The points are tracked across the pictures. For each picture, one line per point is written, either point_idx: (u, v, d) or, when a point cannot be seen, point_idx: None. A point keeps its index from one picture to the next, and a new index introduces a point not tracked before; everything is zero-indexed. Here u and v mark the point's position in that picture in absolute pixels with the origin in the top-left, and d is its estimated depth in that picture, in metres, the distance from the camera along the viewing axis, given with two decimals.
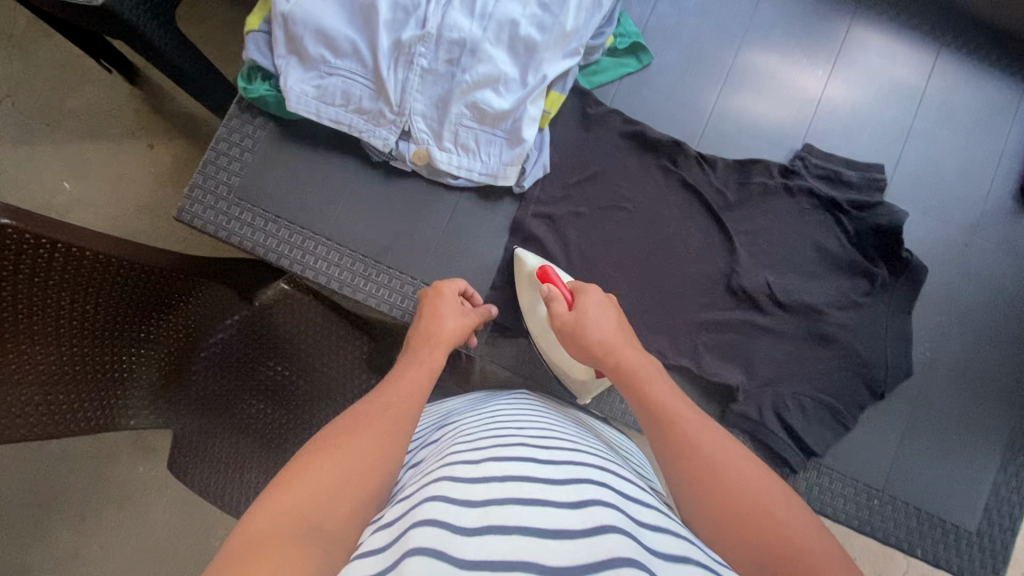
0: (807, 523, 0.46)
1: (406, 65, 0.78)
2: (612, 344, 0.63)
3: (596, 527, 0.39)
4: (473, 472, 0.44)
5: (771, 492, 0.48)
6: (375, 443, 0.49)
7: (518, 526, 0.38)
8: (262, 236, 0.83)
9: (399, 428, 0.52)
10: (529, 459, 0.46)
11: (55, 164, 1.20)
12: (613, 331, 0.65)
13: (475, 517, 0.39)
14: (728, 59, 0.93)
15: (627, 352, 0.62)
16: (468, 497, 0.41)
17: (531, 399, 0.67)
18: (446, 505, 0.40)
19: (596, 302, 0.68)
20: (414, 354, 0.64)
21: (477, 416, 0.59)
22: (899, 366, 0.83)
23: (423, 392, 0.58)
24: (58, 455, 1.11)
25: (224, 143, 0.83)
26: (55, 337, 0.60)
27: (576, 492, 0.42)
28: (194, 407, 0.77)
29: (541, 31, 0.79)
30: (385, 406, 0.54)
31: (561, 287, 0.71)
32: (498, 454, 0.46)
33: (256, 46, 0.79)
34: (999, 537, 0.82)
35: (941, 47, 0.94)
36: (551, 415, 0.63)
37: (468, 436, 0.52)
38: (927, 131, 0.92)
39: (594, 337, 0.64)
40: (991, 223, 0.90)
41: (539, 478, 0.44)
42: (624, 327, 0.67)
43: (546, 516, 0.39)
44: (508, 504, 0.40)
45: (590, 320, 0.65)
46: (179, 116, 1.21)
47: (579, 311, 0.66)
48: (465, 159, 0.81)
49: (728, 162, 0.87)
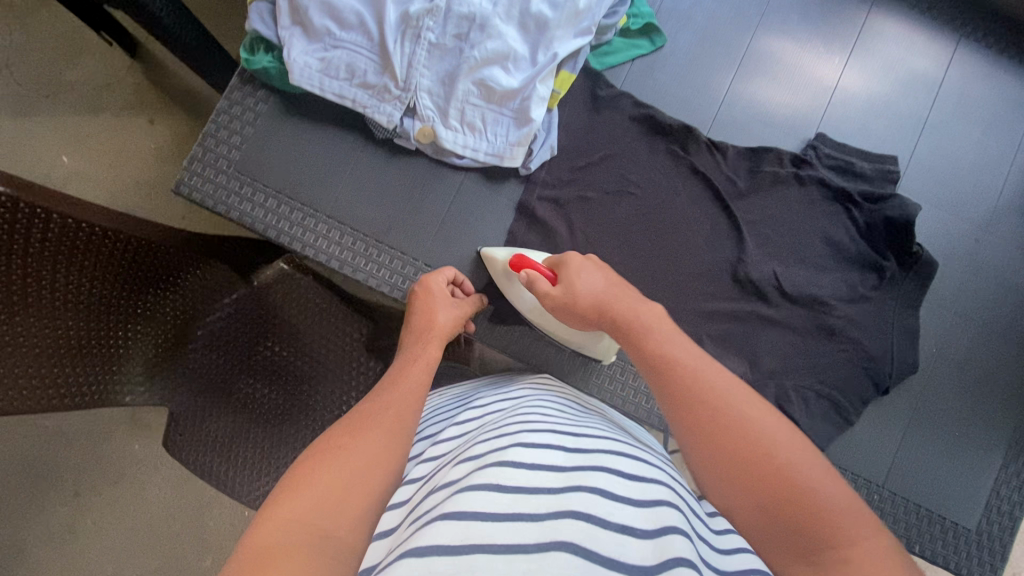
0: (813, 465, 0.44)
1: (413, 39, 0.76)
2: (606, 302, 0.61)
3: (631, 526, 0.38)
4: (501, 457, 0.42)
5: (790, 441, 0.46)
6: (380, 440, 0.48)
7: (552, 514, 0.38)
8: (261, 211, 0.81)
9: (405, 424, 0.51)
10: (556, 448, 0.45)
11: (52, 136, 1.18)
12: (606, 289, 0.63)
13: (508, 503, 0.38)
14: (741, 44, 0.90)
15: (623, 305, 0.60)
16: (500, 483, 0.39)
17: (551, 384, 0.66)
18: (480, 489, 0.39)
19: (579, 268, 0.66)
20: (418, 348, 0.63)
21: (498, 403, 0.57)
22: (905, 362, 0.82)
23: (423, 386, 0.58)
24: (53, 430, 1.10)
25: (224, 116, 0.81)
26: (49, 308, 0.59)
27: (609, 483, 0.42)
28: (191, 385, 0.76)
29: (553, 8, 0.77)
30: (390, 403, 0.53)
31: (539, 268, 0.70)
32: (525, 438, 0.45)
33: (260, 16, 0.77)
34: (999, 535, 0.81)
35: (959, 39, 0.92)
36: (571, 401, 0.62)
37: (492, 426, 0.50)
38: (942, 123, 0.90)
39: (586, 303, 0.62)
40: (1002, 219, 0.89)
41: (570, 467, 0.43)
42: (617, 280, 0.65)
43: (579, 501, 0.39)
44: (540, 494, 0.40)
45: (579, 287, 0.64)
46: (180, 91, 1.19)
47: (567, 284, 0.65)
48: (471, 139, 0.79)
49: (739, 150, 0.86)
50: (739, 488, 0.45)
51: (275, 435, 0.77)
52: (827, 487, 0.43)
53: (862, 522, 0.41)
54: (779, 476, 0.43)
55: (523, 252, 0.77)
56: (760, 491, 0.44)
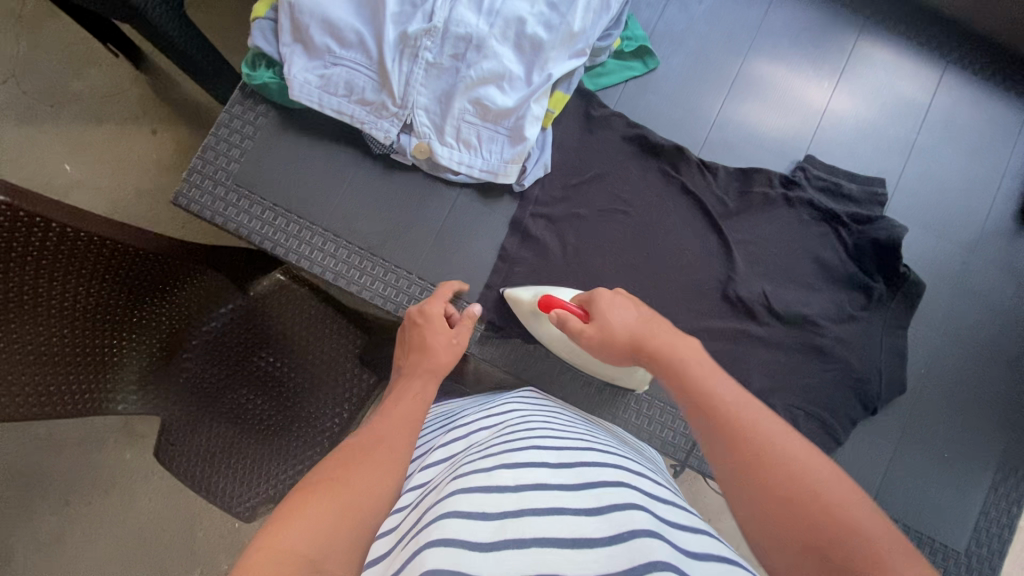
0: (852, 498, 0.43)
1: (411, 59, 0.78)
2: (647, 338, 0.59)
3: (614, 536, 0.38)
4: (484, 480, 0.43)
5: (833, 480, 0.44)
6: (372, 468, 0.49)
7: (536, 538, 0.38)
8: (257, 223, 0.82)
9: (396, 457, 0.51)
10: (540, 464, 0.46)
11: (56, 145, 1.19)
12: (640, 324, 0.61)
13: (490, 530, 0.38)
14: (733, 68, 0.92)
15: (664, 340, 0.58)
16: (479, 510, 0.40)
17: (539, 397, 0.67)
18: (460, 517, 0.39)
19: (611, 302, 0.64)
20: (406, 383, 0.64)
21: (484, 419, 0.58)
22: (893, 382, 0.83)
23: (414, 415, 0.58)
24: (45, 437, 1.10)
25: (224, 129, 0.83)
26: (46, 313, 0.59)
27: (592, 500, 0.42)
28: (184, 395, 0.76)
29: (548, 30, 0.79)
30: (382, 436, 0.53)
31: (570, 307, 0.69)
32: (508, 459, 0.46)
33: (261, 33, 0.79)
34: (987, 558, 0.81)
35: (946, 66, 0.94)
36: (561, 413, 0.63)
37: (477, 447, 0.51)
38: (930, 147, 0.92)
39: (623, 340, 0.61)
40: (990, 242, 0.90)
41: (554, 486, 0.43)
42: (652, 314, 0.63)
43: (562, 524, 0.39)
44: (523, 515, 0.40)
45: (616, 323, 0.62)
46: (183, 102, 1.21)
47: (601, 318, 0.63)
48: (466, 155, 0.80)
49: (729, 171, 0.87)
50: (775, 514, 0.44)
51: (266, 445, 0.77)
52: (871, 525, 0.42)
53: (900, 558, 0.40)
54: (813, 504, 0.43)
55: (546, 291, 0.76)
56: (795, 521, 0.43)
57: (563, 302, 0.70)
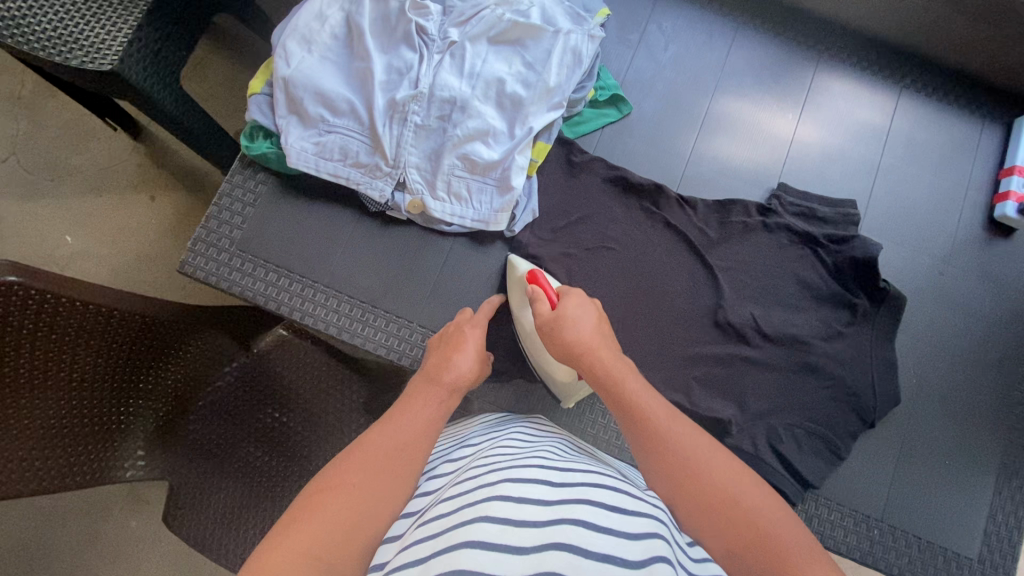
0: (724, 463, 0.52)
1: (401, 122, 0.83)
2: (591, 348, 0.63)
3: (611, 556, 0.40)
4: (490, 491, 0.45)
5: (706, 448, 0.53)
6: (384, 484, 0.50)
7: (536, 545, 0.40)
8: (261, 284, 0.85)
9: (411, 467, 0.53)
10: (543, 481, 0.47)
11: (59, 219, 1.24)
12: (591, 333, 0.64)
13: (496, 532, 0.41)
14: (701, 106, 0.98)
15: (607, 358, 0.62)
16: (488, 515, 0.42)
17: (546, 425, 0.69)
18: (469, 524, 0.42)
19: (578, 303, 0.67)
20: (427, 390, 0.62)
21: (489, 440, 0.60)
22: (887, 394, 0.85)
23: (435, 424, 0.59)
24: (49, 510, 1.09)
25: (226, 199, 0.87)
26: (55, 389, 0.61)
27: (592, 515, 0.44)
28: (191, 457, 0.77)
29: (526, 87, 0.85)
30: (400, 445, 0.54)
31: (547, 289, 0.71)
32: (512, 474, 0.47)
33: (258, 107, 0.84)
34: (1000, 563, 0.82)
35: (901, 90, 1.01)
36: (565, 441, 0.65)
37: (481, 461, 0.53)
38: (895, 167, 0.97)
39: (571, 338, 0.63)
40: (964, 251, 0.94)
41: (557, 499, 0.45)
42: (604, 328, 0.66)
43: (562, 533, 0.41)
44: (525, 525, 0.42)
45: (571, 317, 0.65)
46: (181, 169, 1.25)
47: (560, 311, 0.66)
48: (458, 207, 0.85)
49: (707, 203, 0.92)
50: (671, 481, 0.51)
51: (279, 504, 0.77)
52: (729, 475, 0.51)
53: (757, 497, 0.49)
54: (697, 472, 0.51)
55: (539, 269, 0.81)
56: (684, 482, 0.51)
57: (545, 283, 0.72)
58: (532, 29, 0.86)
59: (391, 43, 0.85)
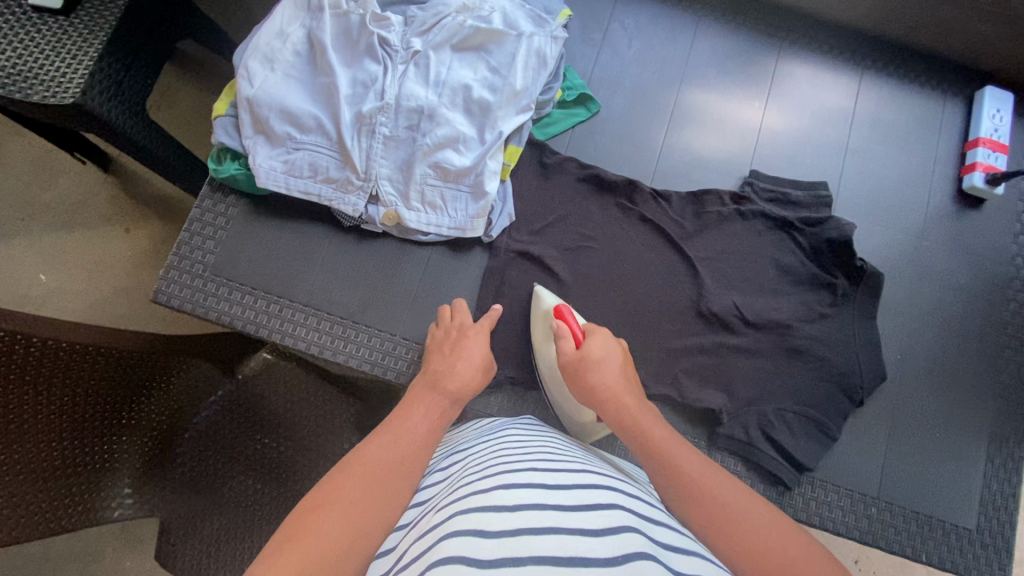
0: (745, 499, 0.52)
1: (369, 134, 0.83)
2: (617, 393, 0.64)
3: (611, 557, 0.39)
4: (483, 500, 0.44)
5: (722, 483, 0.54)
6: (377, 497, 0.49)
7: (533, 557, 0.38)
8: (239, 309, 0.84)
9: (402, 480, 0.52)
10: (536, 486, 0.47)
11: (31, 257, 1.21)
12: (618, 379, 0.66)
13: (491, 547, 0.39)
14: (669, 100, 0.99)
15: (632, 404, 0.63)
16: (483, 528, 0.41)
17: (538, 425, 0.68)
18: (463, 538, 0.40)
19: (604, 346, 0.69)
20: (419, 399, 0.62)
21: (481, 444, 0.59)
22: (873, 371, 0.85)
23: (425, 436, 0.58)
24: (38, 558, 1.06)
25: (197, 224, 0.85)
26: (31, 433, 0.59)
27: (587, 519, 0.42)
28: (180, 490, 0.75)
29: (493, 92, 0.85)
30: (391, 457, 0.53)
31: (571, 324, 0.73)
32: (505, 482, 0.46)
33: (224, 129, 0.82)
34: (997, 531, 0.83)
35: (863, 71, 1.02)
36: (559, 440, 0.64)
37: (474, 467, 0.52)
38: (863, 147, 0.99)
39: (595, 380, 0.65)
40: (936, 225, 0.96)
41: (552, 505, 0.44)
42: (629, 377, 0.68)
43: (559, 542, 0.40)
44: (521, 535, 0.40)
45: (596, 358, 0.67)
46: (153, 198, 1.23)
47: (585, 351, 0.68)
48: (433, 216, 0.84)
49: (682, 195, 0.92)
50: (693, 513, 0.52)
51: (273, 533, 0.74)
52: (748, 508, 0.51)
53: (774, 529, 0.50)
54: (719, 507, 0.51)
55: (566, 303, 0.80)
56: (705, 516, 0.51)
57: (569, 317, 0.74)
58: (495, 34, 0.86)
59: (354, 57, 0.85)
